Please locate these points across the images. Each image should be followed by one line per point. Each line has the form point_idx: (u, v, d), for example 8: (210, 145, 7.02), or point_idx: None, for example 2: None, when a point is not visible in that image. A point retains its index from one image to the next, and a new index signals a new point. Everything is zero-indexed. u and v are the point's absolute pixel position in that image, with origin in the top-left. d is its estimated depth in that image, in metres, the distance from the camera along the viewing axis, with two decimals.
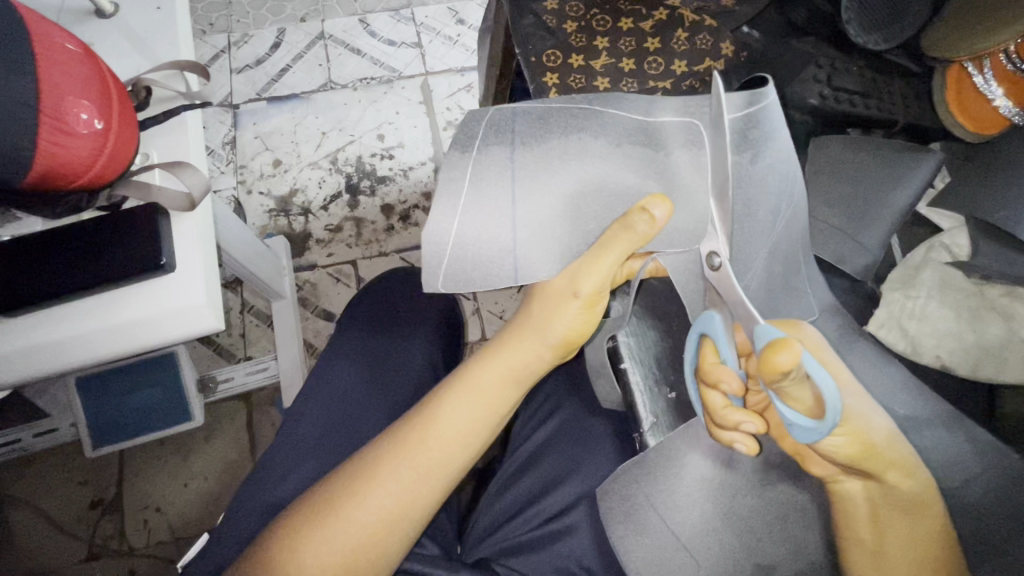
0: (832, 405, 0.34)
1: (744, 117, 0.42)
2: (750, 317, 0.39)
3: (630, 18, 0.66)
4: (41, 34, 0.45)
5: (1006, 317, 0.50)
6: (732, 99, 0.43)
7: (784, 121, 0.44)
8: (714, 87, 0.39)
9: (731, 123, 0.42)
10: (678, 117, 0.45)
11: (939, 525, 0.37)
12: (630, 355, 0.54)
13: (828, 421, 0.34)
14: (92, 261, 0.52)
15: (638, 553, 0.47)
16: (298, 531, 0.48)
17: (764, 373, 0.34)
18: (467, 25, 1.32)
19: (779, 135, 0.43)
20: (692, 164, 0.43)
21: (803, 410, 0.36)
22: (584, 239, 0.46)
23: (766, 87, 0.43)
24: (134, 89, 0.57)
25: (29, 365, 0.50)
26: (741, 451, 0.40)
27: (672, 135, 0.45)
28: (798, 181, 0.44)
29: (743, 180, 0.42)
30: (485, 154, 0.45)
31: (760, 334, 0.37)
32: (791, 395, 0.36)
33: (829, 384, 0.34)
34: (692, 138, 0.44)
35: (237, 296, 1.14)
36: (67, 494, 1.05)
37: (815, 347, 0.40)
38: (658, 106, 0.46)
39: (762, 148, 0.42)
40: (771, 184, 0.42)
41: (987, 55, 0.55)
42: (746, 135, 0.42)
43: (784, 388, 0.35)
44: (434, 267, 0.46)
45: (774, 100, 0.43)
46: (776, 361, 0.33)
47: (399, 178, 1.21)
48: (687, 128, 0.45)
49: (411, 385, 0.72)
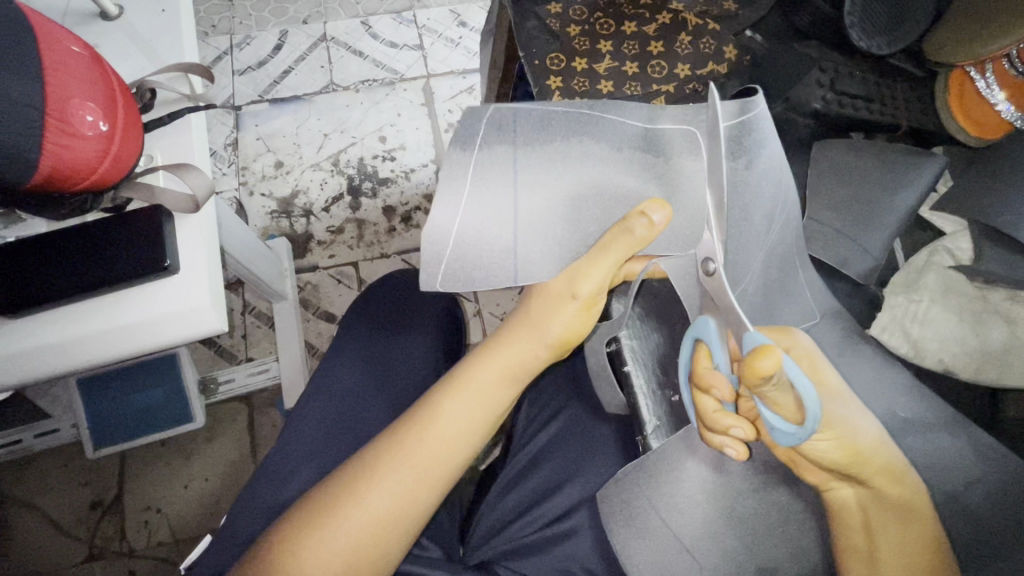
0: (812, 409, 0.34)
1: (738, 125, 0.41)
2: (738, 322, 0.37)
3: (633, 22, 0.66)
4: (50, 36, 0.45)
5: (1009, 321, 0.50)
6: (725, 107, 0.41)
7: (771, 128, 0.43)
8: (711, 97, 0.38)
9: (725, 131, 0.40)
10: (677, 125, 0.45)
11: (932, 531, 0.36)
12: (634, 358, 0.53)
13: (807, 427, 0.34)
14: (96, 263, 0.52)
15: (641, 557, 0.47)
16: (298, 532, 0.48)
17: (747, 377, 0.34)
18: (468, 27, 1.33)
19: (770, 143, 0.43)
20: (699, 174, 0.44)
21: (787, 415, 0.36)
22: (583, 241, 0.46)
23: (755, 97, 0.42)
24: (138, 91, 0.56)
25: (29, 366, 0.50)
26: (732, 455, 0.41)
27: (674, 142, 0.44)
28: (790, 186, 0.45)
29: (740, 186, 0.41)
30: (487, 151, 0.44)
31: (745, 340, 0.36)
32: (773, 399, 0.35)
33: (811, 391, 0.34)
34: (691, 145, 0.44)
35: (239, 296, 1.14)
36: (67, 495, 1.05)
37: (809, 357, 0.39)
38: (659, 113, 0.45)
39: (754, 157, 0.42)
40: (769, 190, 0.43)
41: (990, 60, 0.56)
42: (738, 143, 0.41)
43: (767, 394, 0.35)
44: (432, 265, 0.45)
45: (762, 110, 0.42)
46: (759, 366, 0.33)
47: (401, 180, 1.21)
48: (686, 136, 0.44)
49: (410, 382, 0.72)
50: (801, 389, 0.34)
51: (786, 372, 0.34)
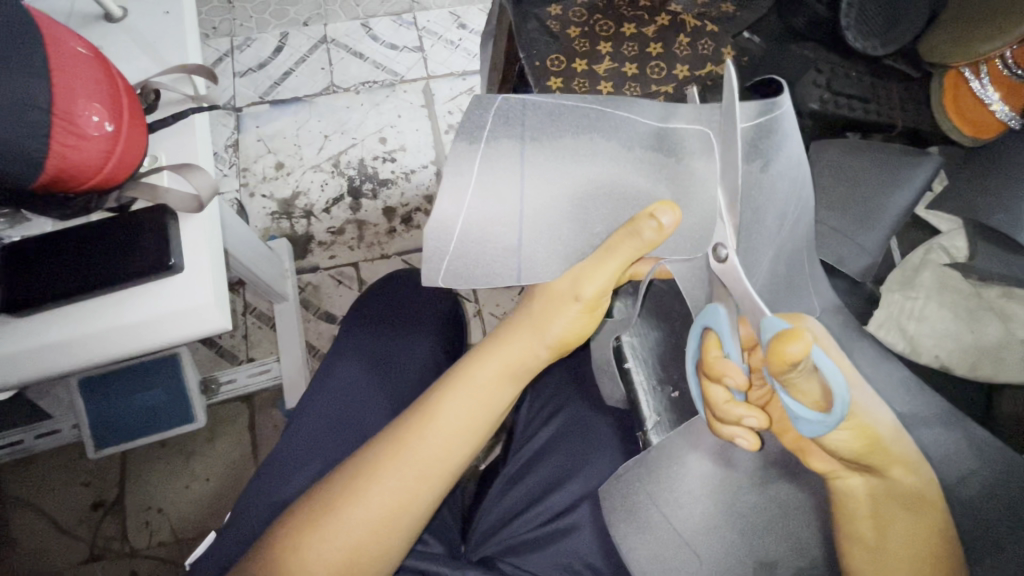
0: (840, 396, 0.35)
1: (755, 127, 0.41)
2: (754, 308, 0.40)
3: (633, 24, 0.67)
4: (55, 37, 0.45)
5: (1003, 317, 0.50)
6: (743, 108, 0.41)
7: (792, 129, 0.43)
8: (730, 92, 0.39)
9: (742, 134, 0.41)
10: (693, 126, 0.44)
11: (941, 522, 0.37)
12: (635, 356, 0.54)
13: (835, 414, 0.35)
14: (101, 262, 0.52)
15: (642, 550, 0.48)
16: (301, 529, 0.48)
17: (774, 365, 0.34)
18: (468, 29, 1.34)
19: (791, 143, 0.43)
20: (709, 175, 0.43)
21: (811, 403, 0.36)
22: (590, 242, 0.47)
23: (781, 96, 0.42)
24: (143, 91, 0.57)
25: (33, 364, 0.51)
26: (744, 446, 0.41)
27: (687, 143, 0.44)
28: (805, 183, 0.45)
29: (754, 189, 0.42)
30: (494, 146, 0.44)
31: (767, 327, 0.37)
32: (798, 387, 0.36)
33: (839, 377, 0.35)
34: (704, 147, 0.43)
35: (240, 297, 1.15)
36: (68, 495, 1.05)
37: (821, 340, 0.40)
38: (672, 112, 0.44)
39: (772, 159, 0.42)
40: (780, 192, 0.42)
41: (984, 62, 0.57)
42: (755, 146, 0.42)
43: (792, 380, 0.36)
44: (435, 262, 0.46)
45: (785, 112, 0.42)
46: (787, 351, 0.33)
47: (402, 181, 1.21)
48: (699, 136, 0.43)
49: (413, 381, 0.73)
50: (827, 374, 0.35)
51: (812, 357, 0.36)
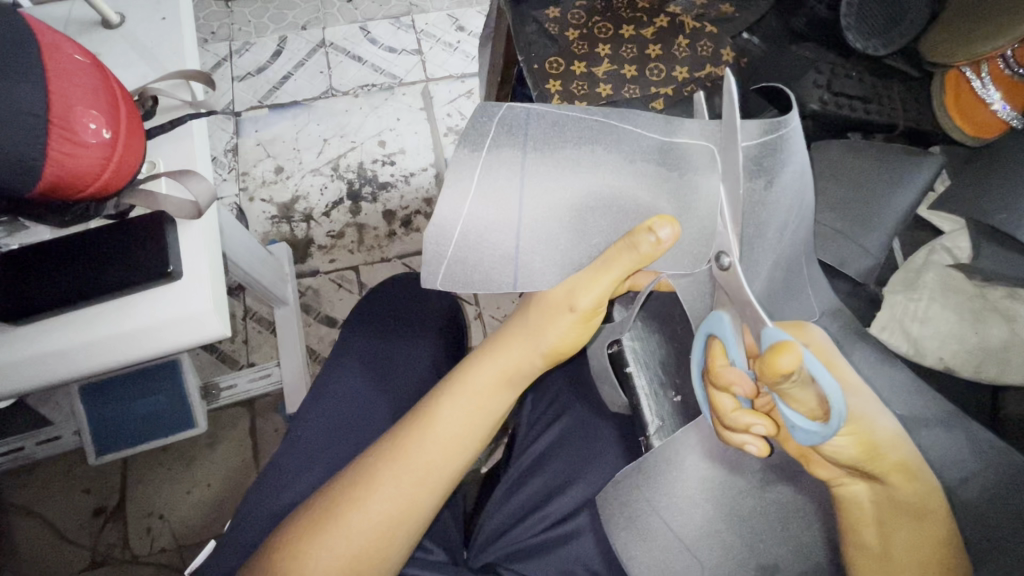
0: (836, 407, 0.34)
1: (759, 146, 0.42)
2: (757, 317, 0.39)
3: (630, 26, 0.67)
4: (51, 45, 0.45)
5: (1008, 318, 0.50)
6: (747, 127, 0.42)
7: (800, 145, 0.43)
8: (733, 103, 0.39)
9: (745, 152, 0.42)
10: (700, 141, 0.42)
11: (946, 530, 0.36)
12: (636, 361, 0.53)
13: (832, 424, 0.34)
14: (96, 270, 0.52)
15: (642, 557, 0.47)
16: (300, 540, 0.48)
17: (767, 375, 0.34)
18: (466, 32, 1.34)
19: (797, 157, 0.44)
20: (710, 188, 0.42)
21: (807, 412, 0.36)
22: (588, 253, 0.45)
23: (785, 116, 0.42)
24: (140, 98, 0.57)
25: (31, 373, 0.50)
26: (753, 453, 0.40)
27: (695, 157, 0.42)
28: (806, 193, 0.45)
29: (756, 206, 0.42)
30: (496, 154, 0.43)
31: (768, 336, 0.38)
32: (791, 395, 0.35)
33: (835, 387, 0.34)
34: (710, 163, 0.42)
35: (240, 301, 1.15)
36: (69, 503, 1.05)
37: (822, 349, 0.40)
38: (677, 126, 0.43)
39: (776, 175, 0.42)
40: (783, 203, 0.42)
41: (985, 60, 0.58)
42: (759, 164, 0.42)
43: (785, 389, 0.35)
44: (433, 265, 0.44)
45: (791, 130, 0.42)
46: (779, 363, 0.33)
47: (400, 184, 1.21)
48: (708, 153, 0.42)
49: (412, 387, 0.72)
50: (823, 384, 0.34)
51: (807, 367, 0.35)
